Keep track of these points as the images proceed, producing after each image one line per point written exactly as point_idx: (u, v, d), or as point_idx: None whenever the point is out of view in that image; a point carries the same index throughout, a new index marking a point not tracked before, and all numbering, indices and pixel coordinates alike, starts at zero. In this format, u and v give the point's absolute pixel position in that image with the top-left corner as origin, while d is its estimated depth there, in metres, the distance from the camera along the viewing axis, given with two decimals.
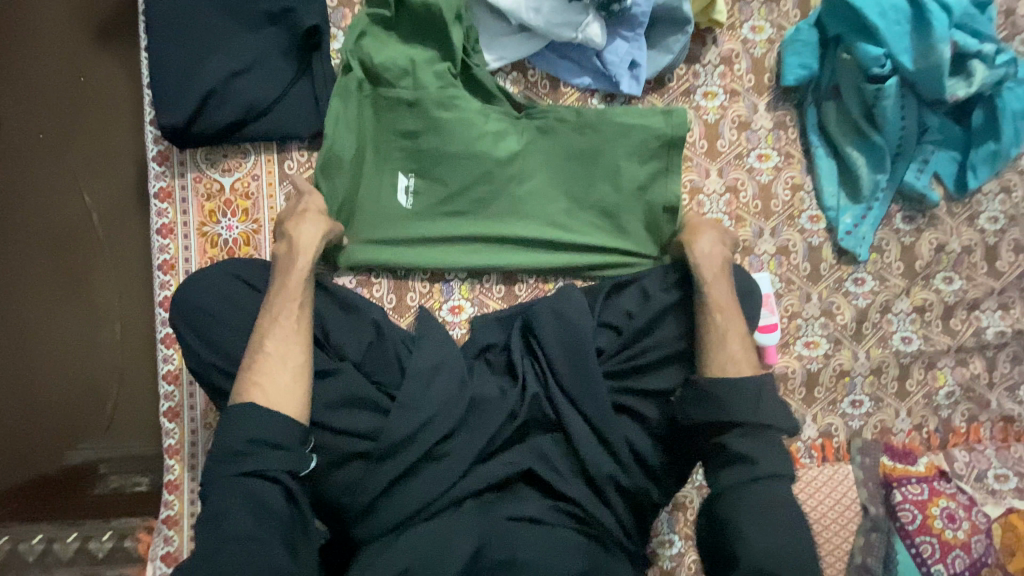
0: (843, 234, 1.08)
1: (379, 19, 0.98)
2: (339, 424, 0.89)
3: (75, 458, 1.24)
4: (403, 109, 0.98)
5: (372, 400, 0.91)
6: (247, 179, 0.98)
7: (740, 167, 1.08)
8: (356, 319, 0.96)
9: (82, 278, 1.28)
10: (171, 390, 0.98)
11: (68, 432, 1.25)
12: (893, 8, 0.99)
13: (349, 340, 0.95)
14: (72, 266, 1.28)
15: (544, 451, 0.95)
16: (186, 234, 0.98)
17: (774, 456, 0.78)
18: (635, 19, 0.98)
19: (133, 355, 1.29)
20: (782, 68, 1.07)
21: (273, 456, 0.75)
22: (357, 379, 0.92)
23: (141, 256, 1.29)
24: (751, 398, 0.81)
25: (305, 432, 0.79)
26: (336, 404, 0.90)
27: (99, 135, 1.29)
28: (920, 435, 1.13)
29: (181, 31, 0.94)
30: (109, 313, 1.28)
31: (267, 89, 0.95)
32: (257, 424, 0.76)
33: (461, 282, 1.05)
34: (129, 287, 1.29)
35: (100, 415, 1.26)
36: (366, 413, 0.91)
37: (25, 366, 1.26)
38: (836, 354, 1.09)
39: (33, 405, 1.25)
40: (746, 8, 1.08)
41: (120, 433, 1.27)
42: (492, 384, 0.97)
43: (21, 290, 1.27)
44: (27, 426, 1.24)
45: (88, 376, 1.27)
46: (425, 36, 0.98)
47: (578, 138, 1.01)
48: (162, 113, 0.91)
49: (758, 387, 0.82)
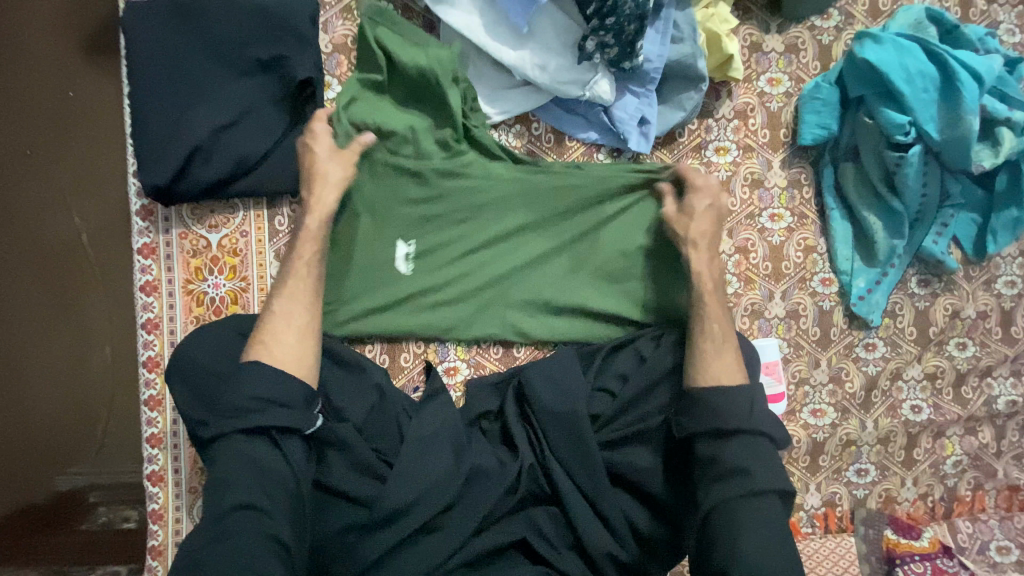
0: (855, 299, 1.04)
1: (371, 83, 0.92)
2: (340, 483, 0.86)
3: (66, 483, 1.22)
4: (402, 178, 0.94)
5: (369, 467, 0.87)
6: (236, 236, 0.94)
7: (751, 227, 1.03)
8: (359, 381, 0.92)
9: (69, 304, 1.24)
10: (155, 453, 0.95)
11: (56, 457, 1.23)
12: (920, 74, 0.92)
13: (352, 401, 0.91)
14: (59, 285, 1.24)
15: (540, 523, 0.91)
16: (171, 292, 0.93)
17: (764, 466, 0.80)
18: (647, 75, 0.93)
19: (123, 378, 1.26)
20: (799, 126, 1.01)
21: (278, 413, 0.78)
22: (359, 443, 0.87)
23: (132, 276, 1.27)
24: (742, 406, 0.83)
25: (311, 393, 0.82)
26: (337, 477, 0.86)
27: (83, 157, 1.25)
28: (925, 504, 1.10)
29: (165, 81, 0.88)
30: (99, 337, 1.25)
31: (256, 142, 0.90)
32: (264, 379, 0.79)
33: (457, 343, 1.02)
34: (119, 304, 1.26)
35: (92, 439, 1.25)
36: (363, 478, 0.87)
37: (12, 387, 1.22)
38: (843, 423, 1.06)
39: (26, 427, 1.23)
40: (764, 59, 1.02)
41: (111, 455, 1.25)
42: (489, 454, 0.94)
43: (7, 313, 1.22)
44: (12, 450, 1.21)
45: (77, 398, 1.25)
46: (420, 100, 0.94)
47: (575, 203, 0.98)
48: (145, 170, 0.86)
49: (749, 398, 0.84)
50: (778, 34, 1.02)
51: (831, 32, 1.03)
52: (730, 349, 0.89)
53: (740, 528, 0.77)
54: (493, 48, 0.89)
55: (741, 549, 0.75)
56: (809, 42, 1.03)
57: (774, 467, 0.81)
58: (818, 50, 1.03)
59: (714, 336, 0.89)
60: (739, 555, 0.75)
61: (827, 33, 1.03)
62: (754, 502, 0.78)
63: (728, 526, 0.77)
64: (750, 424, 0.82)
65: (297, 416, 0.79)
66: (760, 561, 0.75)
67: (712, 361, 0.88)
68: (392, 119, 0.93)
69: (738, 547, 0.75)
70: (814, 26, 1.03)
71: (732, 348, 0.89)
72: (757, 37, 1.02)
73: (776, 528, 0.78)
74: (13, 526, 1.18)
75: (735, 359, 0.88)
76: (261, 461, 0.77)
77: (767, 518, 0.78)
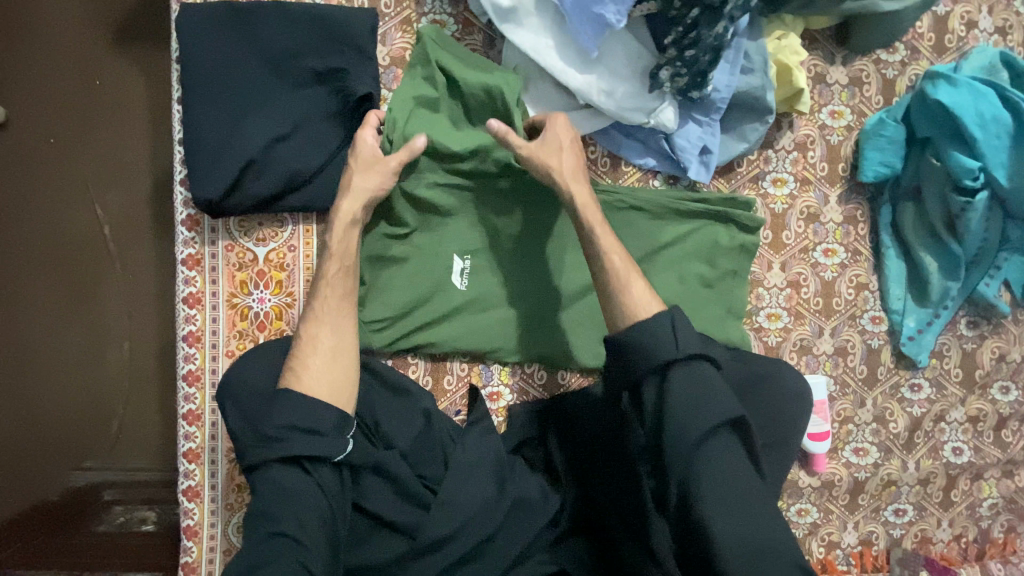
0: (905, 339, 1.02)
1: (428, 98, 0.89)
2: (383, 512, 0.84)
3: (81, 480, 1.19)
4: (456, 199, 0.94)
5: (412, 493, 0.85)
6: (283, 250, 0.92)
7: (805, 261, 1.02)
8: (406, 407, 0.90)
9: (90, 297, 1.21)
10: (192, 468, 0.93)
11: (70, 452, 1.19)
12: (995, 119, 0.91)
13: (398, 426, 0.88)
14: (79, 279, 1.21)
15: (581, 556, 0.89)
16: (214, 304, 0.91)
17: (707, 400, 0.68)
18: (713, 104, 0.90)
19: (142, 377, 1.22)
20: (860, 161, 0.99)
21: (306, 441, 0.73)
22: (404, 471, 0.85)
23: (155, 275, 1.23)
24: (670, 339, 0.71)
25: (345, 418, 0.77)
26: (378, 502, 0.84)
27: (114, 154, 1.21)
28: (959, 545, 1.10)
29: (219, 89, 0.85)
30: (119, 334, 1.22)
31: (310, 157, 0.87)
32: (294, 406, 0.74)
33: (501, 367, 1.00)
34: (140, 306, 1.22)
35: (106, 434, 1.21)
36: (407, 504, 0.85)
37: (30, 382, 1.19)
38: (885, 463, 1.05)
39: (39, 420, 1.19)
40: (827, 91, 1.00)
41: (125, 452, 1.21)
42: (533, 483, 0.92)
43: (31, 306, 1.19)
44: (26, 445, 1.18)
45: (89, 396, 1.20)
46: (480, 121, 0.92)
47: (626, 234, 0.95)
48: (196, 181, 0.83)
49: (671, 328, 0.72)
50: (843, 66, 1.00)
51: (896, 66, 1.01)
52: (637, 279, 0.78)
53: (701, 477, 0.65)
54: (560, 70, 0.86)
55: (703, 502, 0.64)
56: (873, 75, 1.01)
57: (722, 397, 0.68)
58: (882, 83, 1.01)
59: (619, 273, 0.78)
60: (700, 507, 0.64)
61: (892, 67, 1.01)
62: (709, 444, 0.66)
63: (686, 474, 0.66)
64: (669, 355, 0.70)
65: (326, 444, 0.74)
66: (730, 515, 0.63)
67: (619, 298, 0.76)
68: (448, 136, 0.90)
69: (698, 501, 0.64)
70: (880, 59, 1.01)
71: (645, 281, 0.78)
72: (822, 68, 0.99)
73: (740, 470, 0.66)
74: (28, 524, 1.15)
75: (644, 288, 0.77)
76: (298, 491, 0.72)
77: (729, 461, 0.66)
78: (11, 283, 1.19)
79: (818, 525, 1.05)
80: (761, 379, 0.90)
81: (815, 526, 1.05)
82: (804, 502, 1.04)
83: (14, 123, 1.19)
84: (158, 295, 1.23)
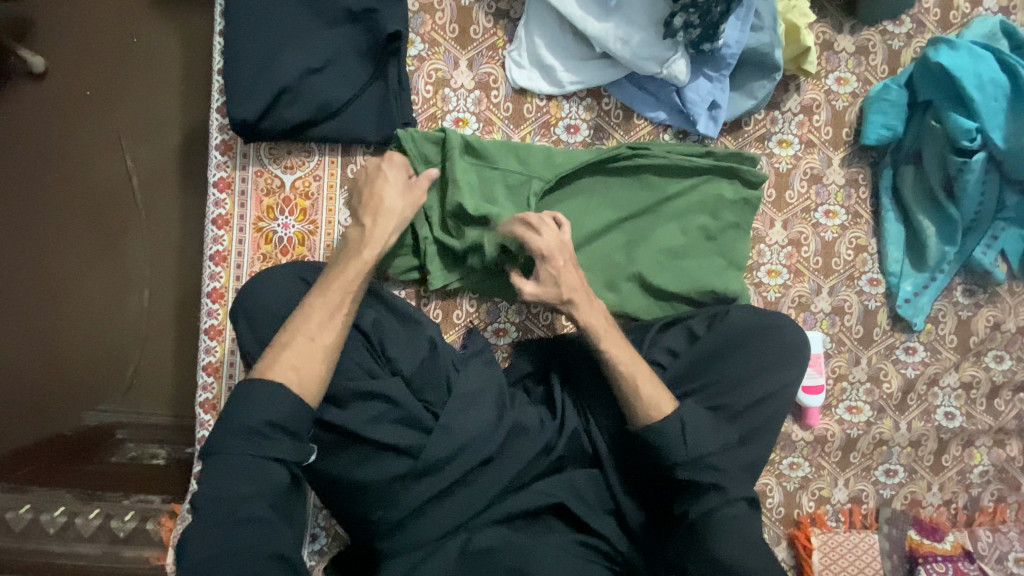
0: (902, 301, 1.05)
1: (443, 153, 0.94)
2: (381, 435, 0.82)
3: (95, 419, 1.20)
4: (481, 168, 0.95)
5: (415, 421, 0.84)
6: (309, 178, 0.97)
7: (806, 221, 1.05)
8: (412, 333, 0.91)
9: (115, 244, 1.25)
10: (210, 381, 0.98)
11: (85, 394, 1.21)
12: (992, 82, 0.96)
13: (403, 352, 0.88)
14: (106, 229, 1.25)
15: (578, 486, 0.88)
16: (241, 227, 0.96)
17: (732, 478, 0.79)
18: (723, 59, 0.95)
19: (161, 329, 1.24)
20: (863, 125, 1.04)
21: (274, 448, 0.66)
22: (407, 396, 0.85)
23: (178, 217, 1.26)
24: (681, 437, 0.79)
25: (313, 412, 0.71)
26: (374, 428, 0.82)
27: (142, 93, 1.26)
28: (948, 510, 1.11)
29: (258, 21, 0.91)
30: (139, 280, 1.25)
31: (340, 89, 0.92)
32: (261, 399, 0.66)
33: (509, 306, 1.04)
34: (161, 246, 1.25)
35: (121, 378, 1.23)
36: (407, 429, 0.84)
37: (59, 318, 1.23)
38: (877, 422, 1.08)
39: (61, 353, 1.22)
40: (834, 58, 1.04)
41: (140, 398, 1.22)
42: (532, 413, 0.92)
43: (63, 249, 1.24)
44: (48, 381, 1.21)
45: (105, 335, 1.23)
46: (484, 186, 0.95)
47: (631, 181, 1.00)
48: (234, 105, 0.89)
49: (680, 420, 0.80)
50: (850, 35, 1.04)
51: (902, 38, 1.05)
52: (645, 380, 0.83)
53: (721, 533, 0.76)
54: (581, 17, 0.93)
55: (719, 553, 0.75)
56: (879, 45, 1.05)
57: (733, 474, 0.80)
58: (887, 53, 1.05)
59: (627, 364, 0.83)
60: (722, 562, 0.75)
61: (898, 39, 1.05)
62: (729, 509, 0.77)
63: (704, 532, 0.77)
64: (690, 449, 0.79)
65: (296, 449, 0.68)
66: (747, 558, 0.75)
67: (632, 398, 0.82)
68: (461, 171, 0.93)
69: (717, 552, 0.75)
70: (886, 30, 1.05)
71: (653, 382, 0.83)
72: (829, 36, 1.04)
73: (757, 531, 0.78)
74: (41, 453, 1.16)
75: (656, 387, 0.83)
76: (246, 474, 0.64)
77: (746, 523, 0.77)
78: (47, 225, 1.24)
79: (809, 480, 1.07)
80: (761, 329, 0.93)
81: (806, 481, 1.07)
82: (795, 456, 1.07)
83: (53, 62, 1.25)
84: (182, 226, 1.26)
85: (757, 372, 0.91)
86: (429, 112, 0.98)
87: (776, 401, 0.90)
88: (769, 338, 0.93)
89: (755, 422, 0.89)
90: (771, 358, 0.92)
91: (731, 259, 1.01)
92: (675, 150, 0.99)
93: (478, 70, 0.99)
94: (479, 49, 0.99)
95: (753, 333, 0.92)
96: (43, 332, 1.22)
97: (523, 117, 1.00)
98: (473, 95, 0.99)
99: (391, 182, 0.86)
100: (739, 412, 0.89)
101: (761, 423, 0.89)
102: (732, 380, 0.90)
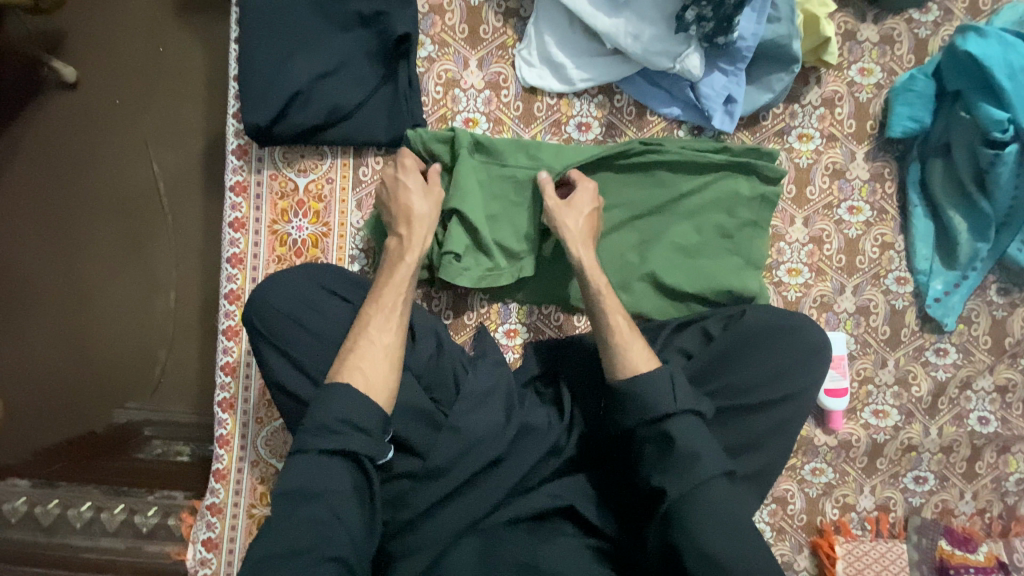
0: (931, 300, 1.01)
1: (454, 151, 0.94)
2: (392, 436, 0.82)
3: (124, 417, 1.23)
4: (491, 166, 0.95)
5: (421, 423, 0.83)
6: (322, 181, 0.98)
7: (828, 217, 1.02)
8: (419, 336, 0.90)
9: (142, 247, 1.29)
10: (227, 381, 1.00)
11: (115, 391, 1.25)
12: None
13: (410, 354, 0.87)
14: (130, 232, 1.29)
15: (588, 488, 0.87)
16: (257, 229, 0.98)
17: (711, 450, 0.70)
18: (739, 52, 0.93)
19: (186, 329, 1.28)
20: (888, 117, 1.00)
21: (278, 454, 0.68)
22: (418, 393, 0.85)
23: (199, 220, 1.29)
24: (666, 391, 0.73)
25: None
26: None
27: (164, 100, 1.29)
28: (982, 520, 1.06)
29: (271, 27, 0.92)
30: (167, 281, 1.28)
31: (350, 92, 0.93)
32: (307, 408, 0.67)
33: (519, 307, 1.04)
34: (185, 248, 1.29)
35: (148, 377, 1.26)
36: (418, 426, 0.83)
37: (91, 320, 1.27)
38: (905, 427, 1.03)
39: (91, 353, 1.26)
40: (856, 48, 1.01)
41: (164, 397, 1.25)
42: (541, 414, 0.91)
43: (96, 251, 1.28)
44: (82, 381, 1.25)
45: (139, 331, 1.27)
46: (492, 186, 0.95)
47: (643, 178, 0.98)
48: (247, 111, 0.91)
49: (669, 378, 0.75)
50: (873, 25, 1.00)
51: (930, 26, 1.01)
52: (633, 338, 0.79)
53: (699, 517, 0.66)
54: (591, 13, 0.92)
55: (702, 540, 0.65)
56: (905, 34, 1.01)
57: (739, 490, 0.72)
58: (914, 42, 1.01)
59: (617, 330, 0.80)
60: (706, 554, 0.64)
61: (925, 27, 1.01)
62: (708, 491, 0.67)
63: (675, 517, 0.67)
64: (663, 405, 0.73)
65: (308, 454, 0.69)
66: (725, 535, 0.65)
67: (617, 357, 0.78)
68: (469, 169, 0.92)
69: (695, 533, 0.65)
70: (912, 18, 1.01)
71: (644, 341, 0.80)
72: (851, 26, 1.00)
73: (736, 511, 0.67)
74: (72, 451, 1.20)
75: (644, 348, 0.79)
76: None
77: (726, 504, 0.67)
78: (81, 231, 1.29)
79: (833, 487, 1.03)
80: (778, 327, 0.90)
81: (830, 487, 1.03)
82: (818, 461, 1.03)
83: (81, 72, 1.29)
84: (203, 229, 1.29)
85: (773, 373, 0.88)
86: (439, 113, 0.98)
87: (793, 405, 0.88)
88: (789, 335, 0.90)
89: (771, 425, 0.86)
90: (789, 357, 0.89)
91: (750, 258, 0.98)
92: (684, 146, 0.97)
93: (487, 70, 0.99)
94: (489, 48, 0.99)
95: (769, 332, 0.90)
96: (77, 330, 1.27)
97: (534, 115, 0.99)
98: (484, 94, 0.99)
99: (412, 189, 0.88)
100: (750, 413, 0.86)
101: (777, 428, 0.87)
102: (746, 383, 0.87)
